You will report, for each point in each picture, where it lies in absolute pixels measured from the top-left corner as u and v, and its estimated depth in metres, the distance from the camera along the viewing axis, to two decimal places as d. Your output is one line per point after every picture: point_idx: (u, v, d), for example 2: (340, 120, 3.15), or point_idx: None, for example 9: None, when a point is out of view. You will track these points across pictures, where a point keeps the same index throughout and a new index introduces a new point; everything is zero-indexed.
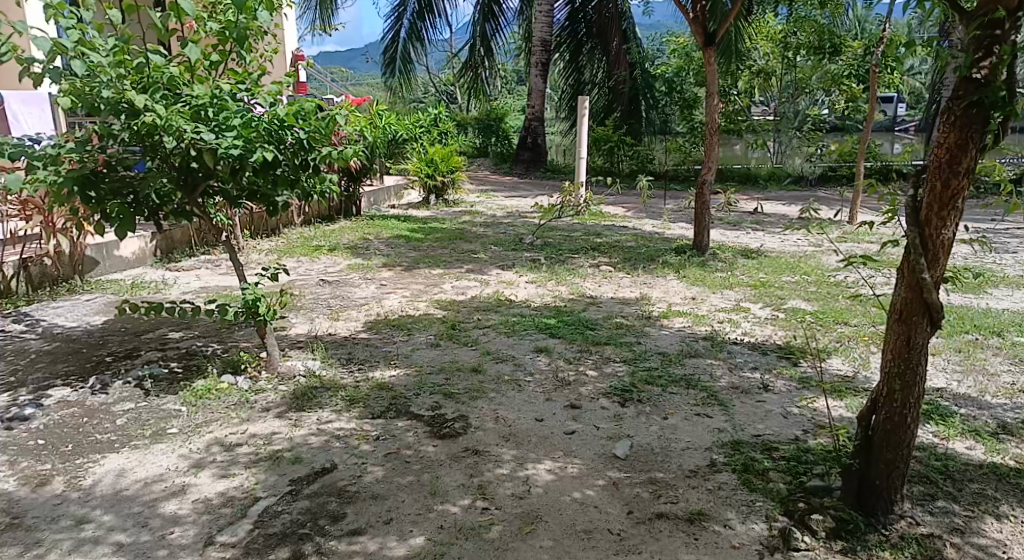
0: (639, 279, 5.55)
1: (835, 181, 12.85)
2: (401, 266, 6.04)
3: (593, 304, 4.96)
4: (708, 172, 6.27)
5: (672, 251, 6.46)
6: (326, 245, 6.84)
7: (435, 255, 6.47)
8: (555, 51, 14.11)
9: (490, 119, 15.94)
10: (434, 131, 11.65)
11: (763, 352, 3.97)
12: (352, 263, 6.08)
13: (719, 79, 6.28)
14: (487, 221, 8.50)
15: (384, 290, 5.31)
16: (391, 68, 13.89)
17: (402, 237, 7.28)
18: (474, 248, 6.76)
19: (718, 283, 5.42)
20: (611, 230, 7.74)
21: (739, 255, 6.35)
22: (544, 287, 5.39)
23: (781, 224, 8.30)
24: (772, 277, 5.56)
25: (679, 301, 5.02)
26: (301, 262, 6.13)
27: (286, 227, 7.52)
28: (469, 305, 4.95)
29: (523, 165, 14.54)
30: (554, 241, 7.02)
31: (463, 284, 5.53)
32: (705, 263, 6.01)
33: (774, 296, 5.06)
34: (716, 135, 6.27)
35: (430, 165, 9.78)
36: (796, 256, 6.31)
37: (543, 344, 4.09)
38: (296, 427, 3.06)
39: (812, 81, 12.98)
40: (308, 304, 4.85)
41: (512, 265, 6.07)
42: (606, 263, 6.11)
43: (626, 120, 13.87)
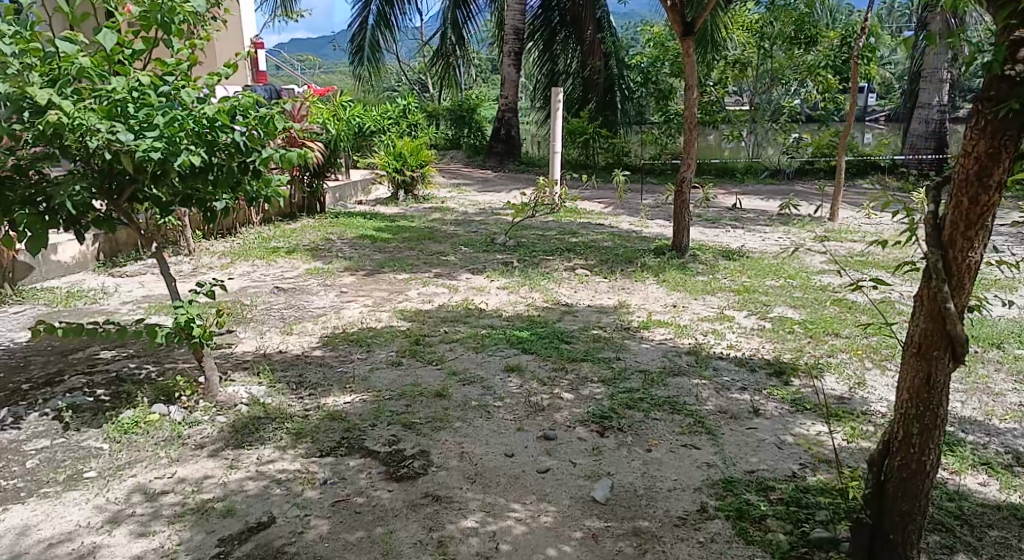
0: (617, 285, 5.24)
1: (813, 174, 12.67)
2: (363, 270, 5.67)
3: (569, 313, 4.64)
4: (688, 170, 5.96)
5: (651, 252, 6.17)
6: (285, 246, 6.44)
7: (400, 258, 6.09)
8: (529, 39, 13.82)
9: (462, 111, 15.52)
10: (403, 123, 11.25)
11: (751, 368, 3.67)
12: (311, 267, 5.70)
13: (698, 73, 5.96)
14: (457, 219, 8.14)
15: (344, 298, 4.94)
16: (359, 57, 13.42)
17: (368, 237, 6.90)
18: (443, 249, 6.40)
19: (700, 288, 5.13)
20: (587, 229, 7.44)
21: (721, 256, 6.07)
22: (517, 294, 5.07)
23: (761, 220, 8.05)
24: (756, 281, 5.28)
25: (659, 309, 4.72)
26: (256, 266, 5.74)
27: (243, 227, 7.10)
28: (436, 315, 4.61)
29: (496, 158, 14.16)
30: (527, 241, 6.69)
31: (429, 290, 5.18)
32: (686, 266, 5.73)
33: (760, 302, 4.77)
34: (695, 131, 5.96)
35: (399, 159, 9.38)
36: (779, 257, 6.04)
37: (513, 362, 3.77)
38: (231, 469, 2.72)
39: (789, 72, 12.75)
40: (259, 316, 4.47)
41: (483, 268, 5.73)
42: (582, 266, 5.81)
43: (602, 112, 13.56)
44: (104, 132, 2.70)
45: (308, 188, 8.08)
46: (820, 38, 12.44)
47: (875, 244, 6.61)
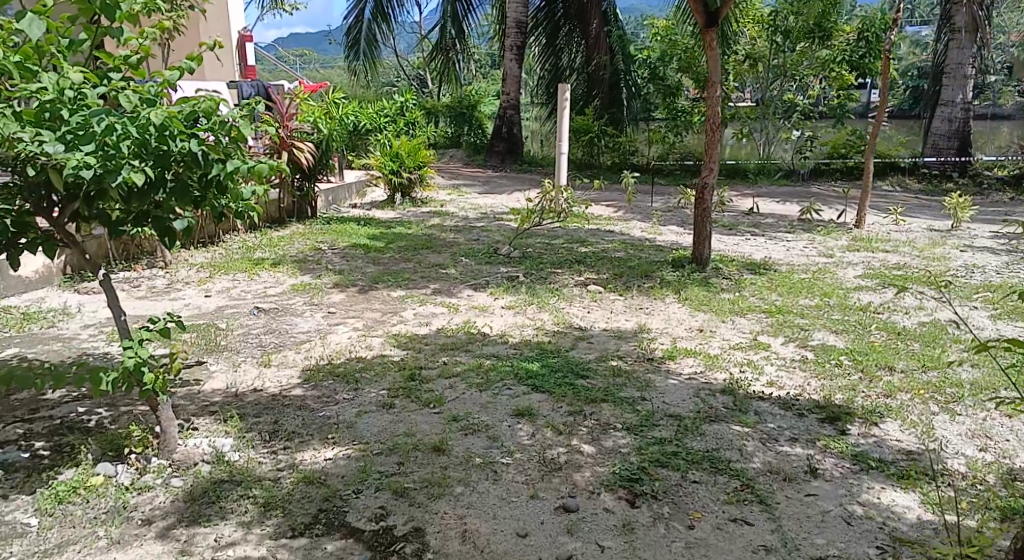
0: (634, 305, 4.74)
1: (828, 175, 12.16)
2: (355, 286, 5.16)
3: (582, 339, 4.14)
4: (709, 176, 5.44)
5: (668, 264, 5.68)
6: (271, 257, 5.94)
7: (395, 271, 5.59)
8: (531, 34, 13.33)
9: (462, 107, 14.95)
10: (400, 121, 10.75)
11: (799, 413, 3.18)
12: (297, 282, 5.20)
13: (721, 70, 5.44)
14: (458, 225, 7.65)
15: (331, 320, 4.43)
16: (355, 51, 12.90)
17: (361, 246, 6.40)
18: (441, 261, 5.89)
19: (727, 308, 4.62)
20: (597, 237, 6.94)
21: (745, 269, 5.57)
22: (524, 316, 4.56)
23: (782, 227, 7.55)
24: (788, 300, 4.78)
25: (684, 334, 4.21)
26: (237, 281, 5.23)
27: (227, 235, 6.68)
28: (434, 342, 4.10)
29: (498, 157, 13.66)
30: (533, 251, 6.19)
31: (427, 310, 4.67)
32: (709, 281, 5.22)
33: (796, 327, 4.27)
34: (717, 133, 5.45)
35: (395, 159, 8.85)
36: (808, 271, 5.54)
37: (522, 404, 3.26)
38: (183, 557, 2.23)
39: (803, 68, 12.22)
40: (235, 345, 3.97)
41: (486, 284, 5.23)
42: (594, 281, 5.31)
43: (607, 109, 13.08)
44: (28, 144, 2.23)
45: (298, 191, 7.60)
46: (836, 32, 11.82)
47: (909, 255, 6.11)
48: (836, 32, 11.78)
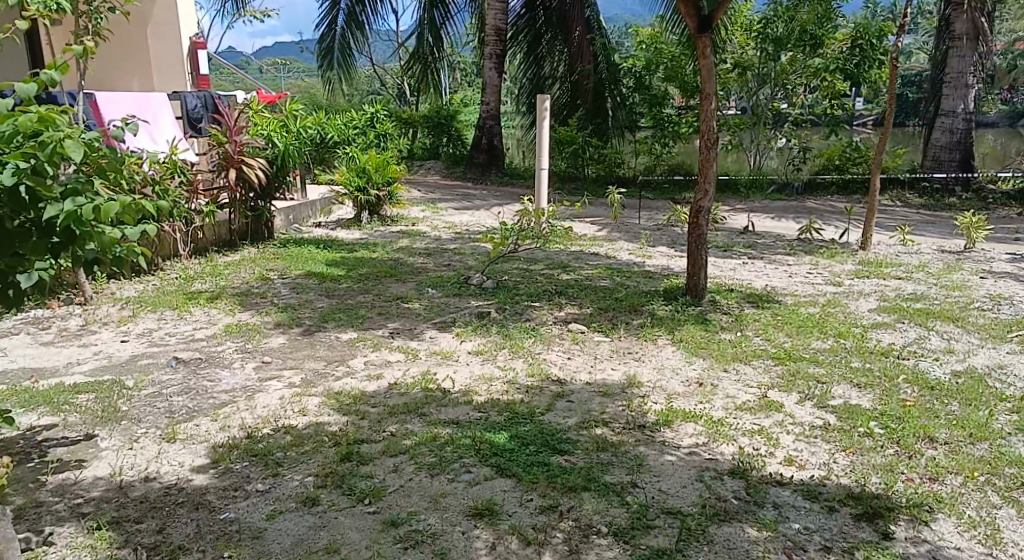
0: (621, 350, 4.09)
1: (823, 189, 11.41)
2: (300, 324, 4.48)
3: (560, 397, 3.46)
4: (704, 198, 4.82)
5: (659, 296, 5.05)
6: (210, 290, 5.26)
7: (350, 305, 4.92)
8: (512, 42, 12.68)
9: (440, 118, 14.27)
10: (370, 133, 10.09)
11: (828, 507, 2.53)
12: (232, 323, 4.52)
13: (717, 81, 4.80)
14: (428, 247, 6.99)
15: (263, 373, 3.74)
16: (329, 59, 12.15)
17: (316, 274, 5.72)
18: (404, 293, 5.22)
19: (729, 353, 3.97)
20: (580, 262, 6.33)
21: (746, 301, 4.94)
22: (493, 365, 3.88)
23: (781, 248, 6.95)
24: (797, 342, 4.14)
25: (681, 388, 3.54)
26: (163, 323, 4.54)
27: (167, 261, 6.04)
28: (382, 402, 3.42)
29: (477, 169, 13.03)
30: (508, 281, 5.54)
31: (380, 357, 3.99)
32: (705, 317, 4.59)
33: (812, 379, 3.63)
34: (714, 151, 4.80)
35: (362, 174, 8.14)
36: (816, 304, 4.92)
37: (481, 496, 2.59)
38: None
39: (792, 77, 11.69)
40: (138, 411, 3.29)
41: (452, 322, 4.57)
42: (575, 318, 4.67)
43: (592, 119, 12.56)
44: None
45: (252, 211, 6.92)
46: (827, 40, 11.43)
47: (925, 283, 5.51)
48: (827, 40, 11.40)
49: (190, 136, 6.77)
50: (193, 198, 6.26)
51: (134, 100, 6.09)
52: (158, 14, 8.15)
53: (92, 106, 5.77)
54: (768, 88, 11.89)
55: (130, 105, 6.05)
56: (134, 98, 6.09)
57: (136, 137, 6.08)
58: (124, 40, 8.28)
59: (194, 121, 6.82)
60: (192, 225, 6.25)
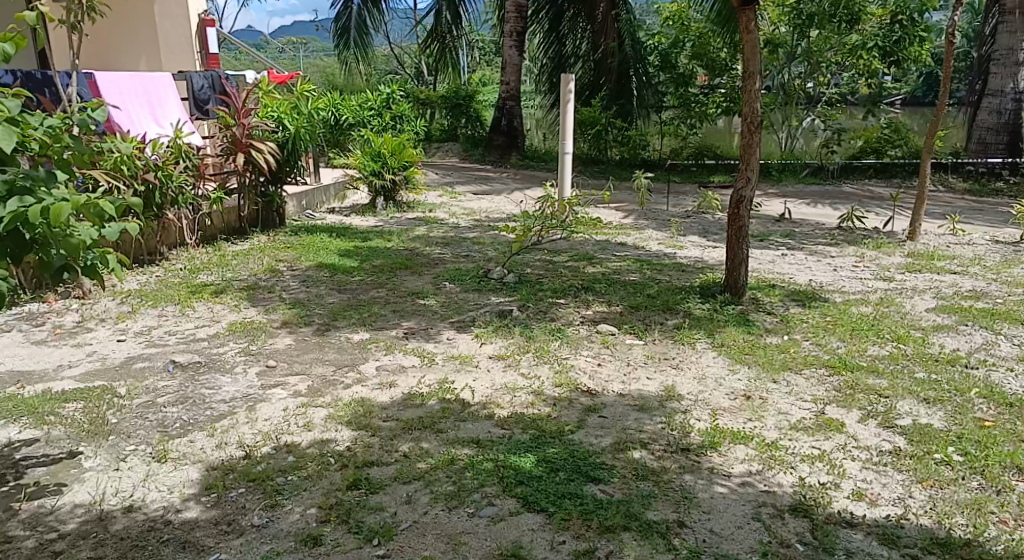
0: (656, 355, 3.73)
1: (859, 172, 10.64)
2: (309, 322, 4.18)
3: (592, 411, 3.12)
4: (746, 186, 4.43)
5: (695, 292, 4.69)
6: (215, 282, 4.97)
7: (363, 301, 4.60)
8: (533, 19, 12.33)
9: (458, 98, 13.85)
10: (386, 115, 9.76)
11: (909, 556, 2.18)
12: (237, 321, 4.22)
13: (761, 58, 4.38)
14: (446, 236, 6.66)
15: (265, 379, 3.43)
16: (345, 39, 11.81)
17: (328, 265, 5.42)
18: (420, 288, 4.90)
19: (777, 361, 3.62)
20: (607, 253, 5.98)
21: (791, 300, 4.55)
22: (516, 372, 3.54)
23: (822, 238, 6.55)
24: (852, 348, 3.77)
25: (726, 403, 3.19)
26: (164, 320, 4.25)
27: (173, 250, 5.76)
28: (395, 416, 3.09)
29: (496, 152, 12.65)
30: (530, 274, 5.19)
31: (394, 362, 3.67)
32: (748, 317, 4.21)
33: (873, 393, 3.27)
34: (757, 135, 4.39)
35: (377, 158, 7.82)
36: (868, 302, 4.52)
37: (506, 536, 2.27)
38: None
39: (827, 54, 11.17)
40: (127, 425, 2.98)
41: (471, 321, 4.24)
42: (604, 317, 4.33)
43: (616, 100, 12.09)
44: None
45: (262, 197, 6.64)
46: (864, 16, 10.85)
47: (983, 279, 5.09)
48: (865, 16, 10.83)
49: (196, 118, 6.46)
50: (200, 183, 5.98)
51: (137, 81, 5.77)
52: None
53: (90, 85, 5.44)
54: (799, 66, 11.44)
55: (131, 86, 5.72)
56: (136, 80, 5.77)
57: (141, 121, 5.78)
58: (132, 18, 8.08)
59: (201, 102, 6.49)
60: (200, 212, 5.99)
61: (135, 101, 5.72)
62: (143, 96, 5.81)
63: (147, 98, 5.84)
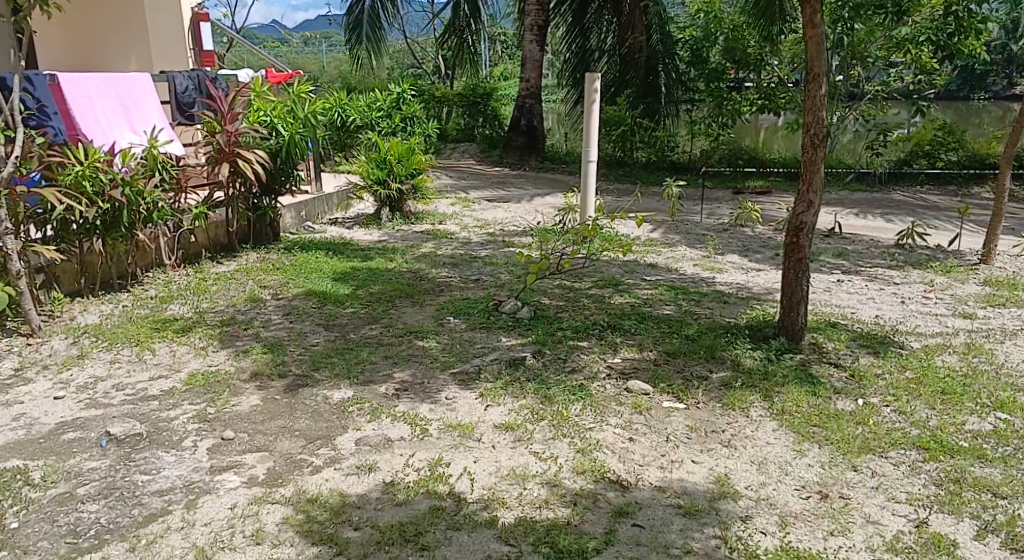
0: (702, 426, 3.01)
1: (909, 178, 9.70)
2: (284, 373, 3.52)
3: (622, 516, 2.42)
4: (806, 210, 3.72)
5: (743, 332, 3.97)
6: (186, 316, 4.34)
7: (350, 342, 3.93)
8: (554, 11, 11.49)
9: (476, 96, 13.17)
10: (396, 116, 9.15)
11: None
12: (200, 371, 3.56)
13: (827, 57, 3.66)
14: (455, 256, 6.02)
15: (216, 460, 2.76)
16: (357, 34, 11.13)
17: (318, 294, 4.78)
18: (420, 326, 4.23)
19: (855, 439, 2.89)
20: (635, 278, 5.30)
21: (860, 348, 3.79)
22: (528, 451, 2.84)
23: (880, 258, 5.81)
24: (946, 421, 3.03)
25: (798, 506, 2.48)
26: (115, 370, 3.61)
27: (147, 272, 5.16)
28: (370, 519, 2.41)
29: (516, 152, 11.97)
30: (548, 307, 4.52)
31: (378, 432, 2.99)
32: (810, 372, 3.49)
33: (986, 493, 2.54)
34: (821, 150, 3.68)
35: (382, 165, 7.22)
36: (953, 351, 3.76)
37: None
38: None
39: (871, 48, 10.33)
40: (27, 534, 2.33)
41: (477, 373, 3.54)
42: (634, 367, 3.62)
43: (643, 98, 11.33)
44: None
45: (253, 210, 6.02)
46: (915, 7, 9.90)
47: None
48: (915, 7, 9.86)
49: (180, 123, 5.82)
50: (182, 197, 5.36)
51: (109, 83, 5.14)
52: None
53: (53, 89, 4.78)
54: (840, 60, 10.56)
55: (103, 89, 5.10)
56: (109, 82, 5.14)
57: (116, 128, 5.17)
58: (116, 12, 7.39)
59: (185, 106, 5.85)
60: (182, 228, 5.39)
61: (108, 107, 5.12)
62: (118, 100, 5.20)
63: (123, 102, 5.23)
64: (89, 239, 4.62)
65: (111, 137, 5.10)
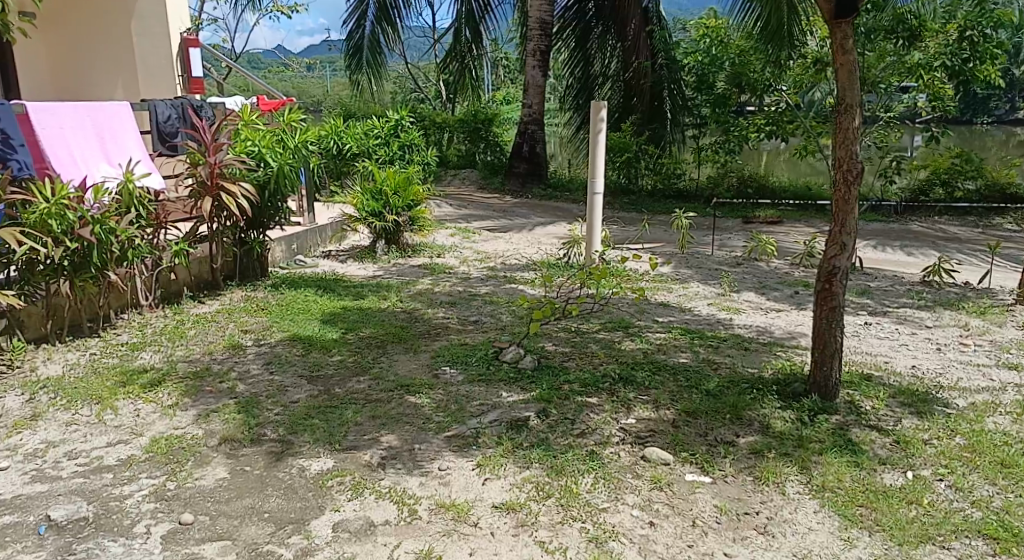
0: (733, 507, 2.62)
1: (925, 209, 9.35)
2: (258, 438, 3.14)
3: None
4: (839, 253, 3.35)
5: (771, 387, 3.58)
6: (157, 366, 3.97)
7: (335, 399, 3.55)
8: (557, 36, 11.38)
9: (477, 122, 12.87)
10: (394, 144, 8.83)
11: None
12: (164, 435, 3.19)
13: (860, 87, 3.31)
14: (453, 294, 5.66)
15: (170, 552, 2.40)
16: (357, 60, 10.87)
17: (303, 339, 4.42)
18: (412, 377, 3.85)
19: (910, 524, 2.50)
20: (647, 319, 4.92)
21: (901, 407, 3.40)
22: (531, 541, 2.46)
23: (908, 297, 5.43)
24: (1013, 501, 2.64)
25: None
26: (70, 433, 3.23)
27: (121, 314, 4.79)
28: None
29: (517, 179, 11.64)
30: (553, 356, 4.13)
31: (360, 514, 2.60)
32: (851, 437, 3.10)
33: None
34: (856, 187, 3.31)
35: (377, 196, 6.90)
36: (1007, 412, 3.37)
37: None
38: None
39: (880, 74, 9.87)
40: None
41: (474, 438, 3.14)
42: (651, 429, 3.23)
43: (649, 123, 11.10)
44: None
45: (239, 245, 5.66)
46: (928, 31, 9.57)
47: None
48: (930, 32, 9.55)
49: (161, 154, 5.49)
50: (160, 233, 5.00)
51: (83, 114, 4.82)
52: (144, 7, 7.04)
53: (20, 120, 4.47)
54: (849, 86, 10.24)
55: (78, 120, 4.79)
56: (84, 112, 4.83)
57: (90, 161, 4.84)
58: (105, 39, 7.11)
59: (167, 136, 5.53)
60: (160, 266, 5.03)
61: (81, 138, 4.80)
62: (93, 132, 4.88)
63: (99, 134, 4.91)
64: (57, 281, 4.27)
65: (84, 170, 4.77)
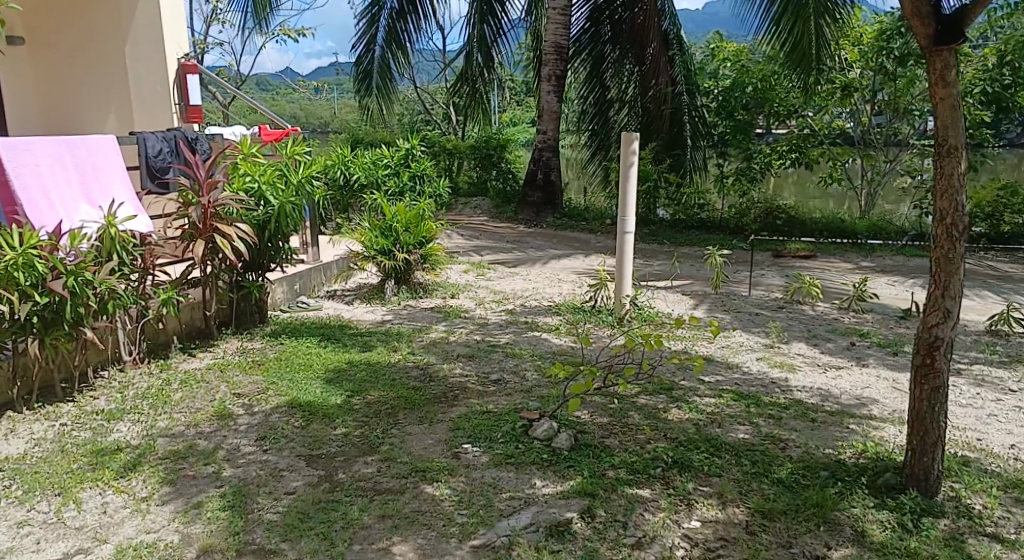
0: None
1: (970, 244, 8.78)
2: (243, 548, 2.60)
3: None
4: (942, 322, 2.80)
5: (858, 478, 3.02)
6: (133, 443, 3.42)
7: (340, 490, 2.99)
8: (574, 60, 10.89)
9: (489, 148, 12.39)
10: (405, 175, 8.36)
11: None
12: (131, 543, 2.64)
13: (965, 126, 2.76)
14: (471, 344, 5.11)
15: None
16: (365, 84, 10.39)
17: (304, 405, 3.87)
18: (429, 458, 3.28)
19: None
20: (690, 377, 4.37)
21: (1018, 507, 2.85)
22: None
23: (981, 351, 4.86)
24: None
25: None
26: (18, 539, 2.69)
27: (99, 372, 4.26)
28: None
29: (532, 209, 11.10)
30: (592, 430, 3.57)
31: None
32: (968, 554, 2.56)
33: None
34: (961, 243, 2.77)
35: (387, 232, 6.39)
36: None
37: None
38: None
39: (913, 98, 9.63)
40: None
41: (507, 551, 2.58)
42: (722, 536, 2.67)
43: (669, 150, 10.40)
44: None
45: (236, 289, 5.13)
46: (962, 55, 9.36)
47: None
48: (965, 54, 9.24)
49: (151, 191, 5.00)
50: (148, 280, 4.48)
51: (62, 150, 4.33)
52: (138, 27, 6.55)
53: None
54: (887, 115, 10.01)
55: (57, 156, 4.31)
56: (64, 148, 4.34)
57: (67, 202, 4.34)
58: (98, 61, 6.67)
59: (157, 172, 5.04)
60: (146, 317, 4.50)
61: (60, 176, 4.31)
62: (72, 169, 4.39)
63: (79, 171, 4.42)
64: (25, 340, 3.74)
65: (61, 212, 4.27)
